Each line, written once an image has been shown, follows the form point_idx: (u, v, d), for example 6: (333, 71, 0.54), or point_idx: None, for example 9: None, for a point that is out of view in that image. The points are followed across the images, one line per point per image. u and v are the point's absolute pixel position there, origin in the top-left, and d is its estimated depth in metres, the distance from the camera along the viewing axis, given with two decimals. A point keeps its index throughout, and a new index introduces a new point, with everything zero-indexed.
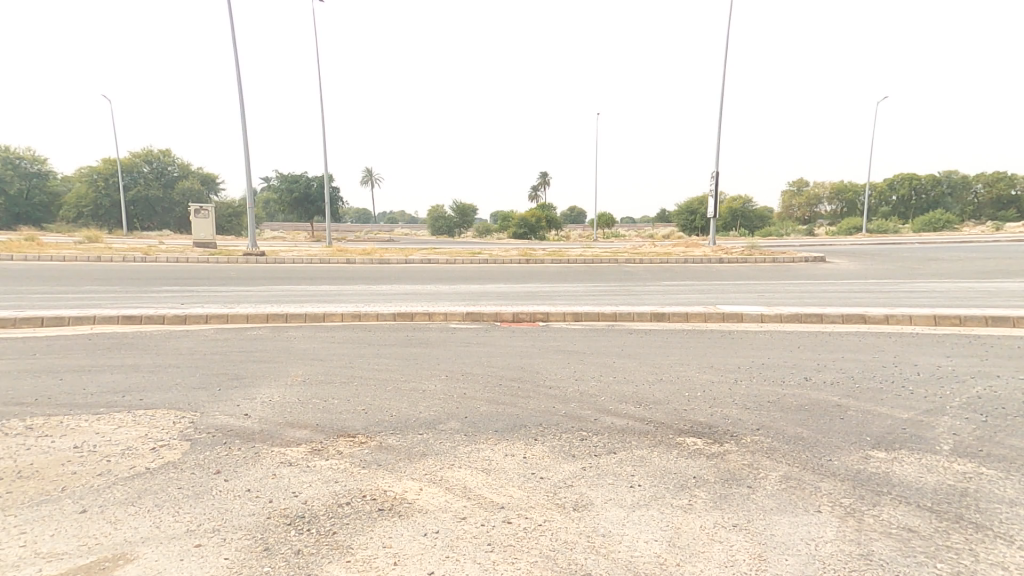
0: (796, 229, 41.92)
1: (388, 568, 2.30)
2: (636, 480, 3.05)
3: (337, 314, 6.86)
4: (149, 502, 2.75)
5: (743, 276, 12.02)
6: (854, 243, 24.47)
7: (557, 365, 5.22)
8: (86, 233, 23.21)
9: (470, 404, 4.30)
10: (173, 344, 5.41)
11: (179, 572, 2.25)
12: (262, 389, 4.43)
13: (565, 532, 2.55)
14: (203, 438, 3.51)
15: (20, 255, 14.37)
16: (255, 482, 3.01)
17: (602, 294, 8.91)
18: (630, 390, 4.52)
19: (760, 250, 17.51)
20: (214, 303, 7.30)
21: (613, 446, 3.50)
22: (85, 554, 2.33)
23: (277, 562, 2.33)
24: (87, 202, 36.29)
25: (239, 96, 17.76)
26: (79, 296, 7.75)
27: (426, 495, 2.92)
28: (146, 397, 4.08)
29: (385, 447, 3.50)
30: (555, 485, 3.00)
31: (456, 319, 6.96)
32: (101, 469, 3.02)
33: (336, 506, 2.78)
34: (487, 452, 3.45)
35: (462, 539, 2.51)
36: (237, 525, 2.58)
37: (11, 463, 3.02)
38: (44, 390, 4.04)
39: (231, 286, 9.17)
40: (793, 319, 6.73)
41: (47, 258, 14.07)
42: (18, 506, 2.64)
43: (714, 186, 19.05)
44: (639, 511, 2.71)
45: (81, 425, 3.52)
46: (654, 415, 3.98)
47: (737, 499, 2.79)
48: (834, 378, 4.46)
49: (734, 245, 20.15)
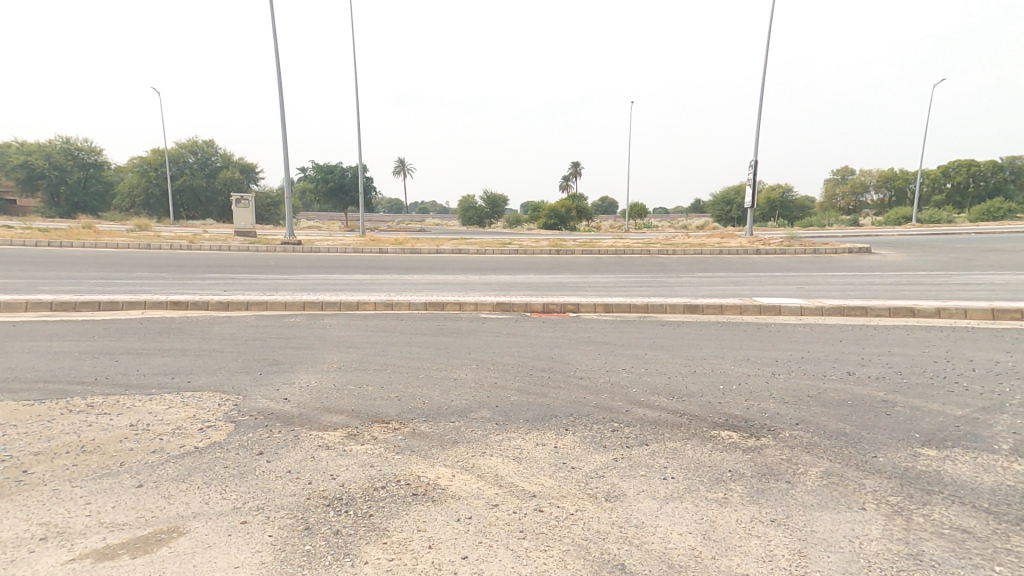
0: (841, 219, 40.32)
1: (423, 551, 2.35)
2: (670, 472, 3.03)
3: (371, 302, 6.97)
4: (198, 479, 2.88)
5: (781, 268, 11.70)
6: (908, 234, 23.22)
7: (588, 356, 5.21)
8: (141, 223, 24.10)
9: (501, 393, 4.35)
10: (217, 329, 5.60)
11: (228, 547, 2.35)
12: (300, 374, 4.59)
13: (597, 521, 2.56)
14: (246, 420, 3.66)
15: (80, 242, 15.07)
16: (295, 463, 3.12)
17: (632, 285, 8.80)
18: (662, 381, 4.48)
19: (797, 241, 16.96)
20: (256, 291, 7.52)
21: (645, 438, 3.49)
22: (142, 526, 2.48)
23: (318, 540, 2.42)
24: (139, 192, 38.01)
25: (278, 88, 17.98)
26: (132, 283, 8.13)
27: (459, 481, 2.97)
28: (194, 379, 4.26)
29: (419, 434, 3.58)
30: (587, 475, 3.01)
31: (487, 308, 6.98)
32: (154, 447, 3.18)
33: (372, 489, 2.86)
34: (519, 441, 3.48)
35: (495, 525, 2.55)
36: (279, 505, 2.69)
37: (75, 437, 3.20)
38: (102, 371, 4.26)
39: (271, 275, 9.47)
40: (835, 312, 6.51)
41: (104, 244, 14.97)
42: (83, 478, 2.81)
43: (753, 174, 18.51)
44: (672, 504, 2.69)
45: (136, 405, 3.70)
46: (687, 408, 3.94)
47: (775, 494, 2.75)
48: (880, 373, 4.30)
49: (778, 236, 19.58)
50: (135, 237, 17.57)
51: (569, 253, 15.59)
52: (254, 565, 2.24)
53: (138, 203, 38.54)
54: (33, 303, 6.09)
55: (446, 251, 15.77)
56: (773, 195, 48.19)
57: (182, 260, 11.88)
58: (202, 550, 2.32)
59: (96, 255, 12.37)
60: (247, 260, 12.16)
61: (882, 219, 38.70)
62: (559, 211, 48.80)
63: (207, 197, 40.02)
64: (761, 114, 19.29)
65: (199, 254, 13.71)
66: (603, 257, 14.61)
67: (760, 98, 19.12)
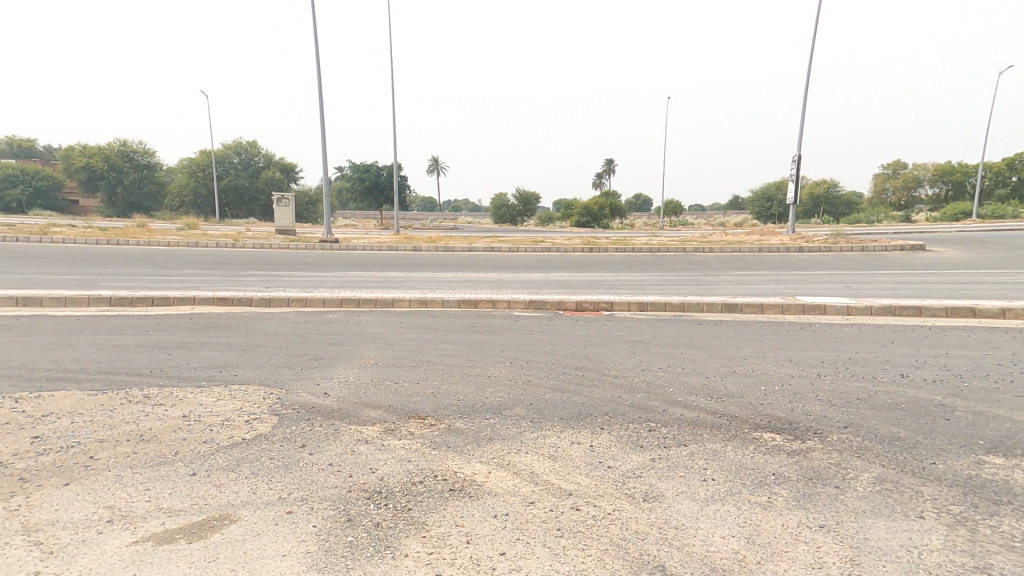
0: (892, 216, 38.46)
1: (461, 546, 2.37)
2: (710, 474, 2.96)
3: (405, 299, 7.07)
4: (246, 469, 2.98)
5: (823, 266, 11.30)
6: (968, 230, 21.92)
7: (622, 355, 5.16)
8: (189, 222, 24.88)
9: (534, 391, 4.34)
10: (260, 325, 5.77)
11: (276, 536, 2.42)
12: (338, 370, 4.69)
13: (635, 521, 2.53)
14: (289, 414, 3.76)
15: (135, 241, 15.67)
16: (336, 457, 3.19)
17: (666, 284, 8.66)
18: (700, 381, 4.39)
19: (843, 238, 16.32)
20: (295, 288, 7.73)
21: (683, 438, 3.43)
22: (196, 512, 2.58)
23: (360, 532, 2.47)
24: (188, 193, 39.76)
25: (319, 90, 18.35)
26: (181, 279, 8.47)
27: (495, 477, 2.98)
28: (240, 373, 4.40)
29: (455, 430, 3.61)
30: (624, 475, 2.98)
31: (519, 306, 6.97)
32: (205, 437, 3.30)
33: (410, 483, 2.90)
34: (554, 439, 3.47)
35: (532, 522, 2.55)
36: (322, 496, 2.75)
37: (133, 426, 3.35)
38: (156, 363, 4.44)
39: (309, 272, 9.71)
40: (886, 312, 6.26)
41: (158, 242, 15.65)
42: (142, 465, 2.94)
43: (796, 169, 17.92)
44: (713, 506, 2.64)
45: (188, 396, 3.85)
46: (727, 409, 3.85)
47: (823, 499, 2.66)
48: (937, 376, 4.11)
49: (822, 233, 18.87)
50: (185, 236, 18.01)
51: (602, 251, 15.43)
52: (301, 554, 2.30)
53: (187, 203, 40.25)
54: (92, 298, 6.39)
55: (478, 249, 15.85)
56: (818, 190, 46.95)
57: (225, 258, 12.29)
58: (252, 538, 2.40)
59: (146, 253, 12.95)
60: (287, 258, 12.54)
61: (936, 216, 36.72)
62: (592, 207, 48.38)
63: (250, 195, 41.27)
64: (806, 107, 18.65)
65: (241, 252, 14.19)
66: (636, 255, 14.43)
67: (805, 91, 18.47)
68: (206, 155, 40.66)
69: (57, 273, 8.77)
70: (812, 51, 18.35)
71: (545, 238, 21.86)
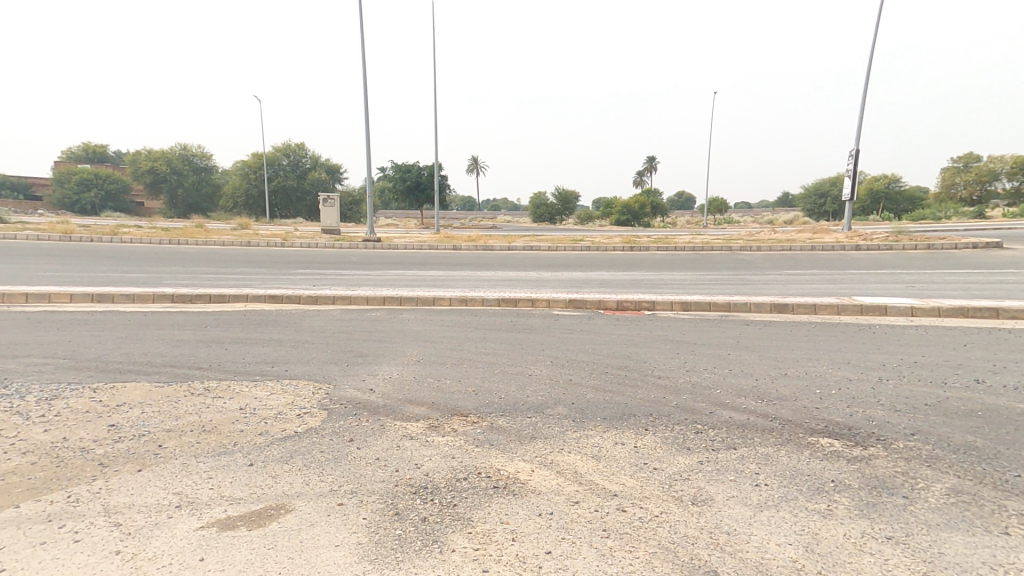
0: (957, 213, 36.22)
1: (507, 543, 2.36)
2: (762, 479, 2.86)
3: (445, 298, 7.13)
4: (299, 461, 3.06)
5: (879, 265, 10.77)
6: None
7: (666, 355, 5.05)
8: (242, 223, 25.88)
9: (576, 390, 4.30)
10: (308, 322, 5.93)
11: (329, 526, 2.47)
12: (382, 366, 4.77)
13: (684, 525, 2.46)
14: (338, 408, 3.84)
15: (195, 241, 16.36)
16: (382, 451, 3.23)
17: (708, 283, 8.44)
18: (749, 383, 4.25)
19: (904, 236, 15.52)
20: (339, 286, 7.92)
21: (733, 442, 3.32)
22: (255, 501, 2.66)
23: (408, 526, 2.49)
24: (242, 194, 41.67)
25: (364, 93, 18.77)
26: (235, 277, 8.82)
27: (538, 476, 2.96)
28: (290, 368, 4.54)
29: (497, 428, 3.60)
30: (670, 477, 2.91)
31: (559, 305, 6.93)
32: (261, 430, 3.41)
33: (455, 479, 2.91)
34: (597, 439, 3.42)
35: (577, 522, 2.51)
36: (370, 490, 2.79)
37: (196, 417, 3.49)
38: (215, 358, 4.63)
39: (351, 271, 9.94)
40: (957, 314, 5.92)
41: (214, 242, 16.36)
42: (204, 454, 3.07)
43: (854, 164, 17.19)
44: (768, 512, 2.54)
45: (243, 390, 3.99)
46: (779, 412, 3.71)
47: (890, 509, 2.53)
48: (1016, 383, 3.84)
49: (881, 230, 18.01)
50: (239, 236, 18.59)
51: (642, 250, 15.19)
52: (352, 545, 2.34)
53: (240, 204, 42.14)
54: (156, 295, 6.72)
55: (517, 248, 15.87)
56: (874, 186, 44.75)
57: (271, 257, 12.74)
58: (306, 528, 2.46)
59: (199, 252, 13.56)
60: (331, 257, 12.90)
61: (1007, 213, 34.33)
62: (631, 207, 47.96)
63: (298, 195, 42.74)
64: (865, 100, 17.87)
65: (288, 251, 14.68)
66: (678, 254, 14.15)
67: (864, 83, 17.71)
68: (257, 157, 42.17)
69: (123, 271, 9.30)
70: (873, 41, 17.55)
71: (580, 236, 21.62)
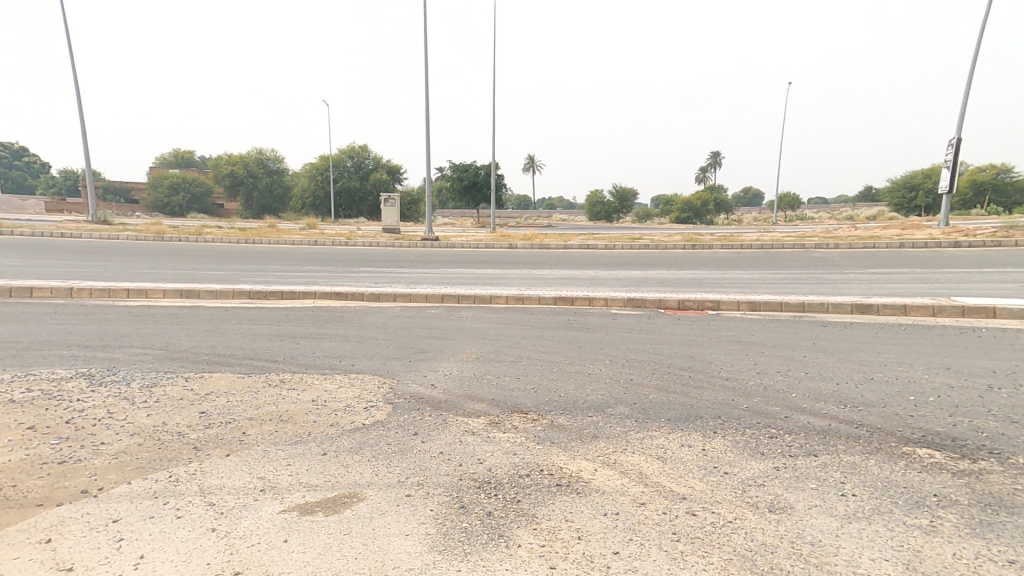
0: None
1: (573, 541, 2.29)
2: (848, 489, 2.65)
3: (502, 296, 7.15)
4: (368, 452, 3.12)
5: (974, 265, 9.92)
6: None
7: (733, 356, 4.84)
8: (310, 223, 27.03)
9: (637, 390, 4.18)
10: (371, 318, 6.10)
11: (399, 516, 2.49)
12: (443, 363, 4.82)
13: (762, 533, 2.32)
14: (402, 403, 3.90)
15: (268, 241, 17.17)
16: (446, 446, 3.24)
17: (774, 283, 8.03)
18: (828, 388, 3.98)
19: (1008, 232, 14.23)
20: (399, 284, 8.11)
21: (812, 448, 3.10)
22: (329, 489, 2.72)
23: (473, 519, 2.47)
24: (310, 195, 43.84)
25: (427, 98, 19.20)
26: (304, 275, 9.23)
27: (602, 476, 2.87)
28: (355, 362, 4.67)
29: (557, 426, 3.54)
30: (743, 482, 2.75)
31: (617, 304, 6.80)
32: (332, 421, 3.51)
33: (518, 476, 2.87)
34: (662, 440, 3.29)
35: (644, 524, 2.41)
36: (436, 482, 2.80)
37: (273, 407, 3.64)
38: (288, 351, 4.84)
39: (410, 269, 10.17)
40: None
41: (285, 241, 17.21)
42: (282, 442, 3.18)
43: (954, 156, 16.02)
44: (858, 525, 2.34)
45: (314, 382, 4.13)
46: (866, 419, 3.44)
47: (1006, 530, 2.27)
48: None
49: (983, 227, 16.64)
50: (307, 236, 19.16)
51: (705, 249, 14.71)
52: (420, 535, 2.34)
53: (308, 204, 44.32)
54: (236, 291, 7.11)
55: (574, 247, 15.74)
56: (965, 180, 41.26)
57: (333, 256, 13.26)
58: (378, 517, 2.48)
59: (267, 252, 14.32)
60: (390, 256, 13.28)
61: None
62: (694, 203, 46.96)
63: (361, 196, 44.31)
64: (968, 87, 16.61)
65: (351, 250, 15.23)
66: (747, 252, 13.63)
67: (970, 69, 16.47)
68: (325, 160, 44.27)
69: (204, 268, 9.95)
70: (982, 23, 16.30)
71: (640, 235, 21.17)
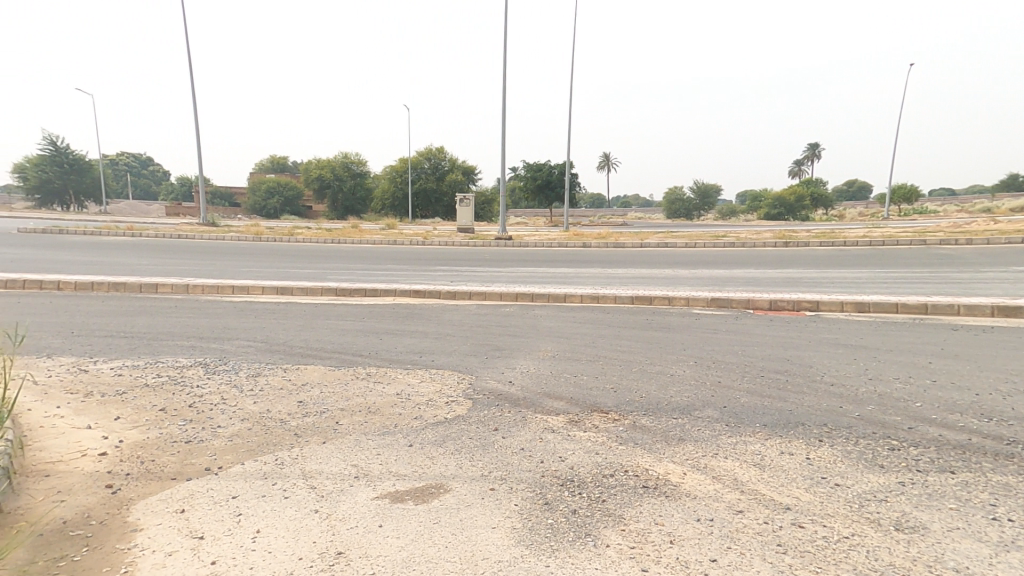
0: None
1: (665, 546, 2.13)
2: (996, 513, 2.29)
3: (576, 296, 7.03)
4: (451, 446, 3.10)
5: None
6: None
7: (835, 360, 4.43)
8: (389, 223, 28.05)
9: (727, 393, 3.91)
10: (447, 317, 6.19)
11: (484, 509, 2.43)
12: (519, 361, 4.77)
13: (888, 553, 2.04)
14: (481, 399, 3.88)
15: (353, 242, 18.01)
16: (526, 442, 3.16)
17: (875, 284, 7.31)
18: (958, 399, 3.52)
19: None
20: (473, 283, 8.20)
21: (945, 465, 2.72)
22: (416, 479, 2.72)
23: (558, 516, 2.36)
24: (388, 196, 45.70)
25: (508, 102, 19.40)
26: (383, 274, 9.59)
27: (692, 479, 2.67)
28: (435, 359, 4.73)
29: (640, 427, 3.36)
30: (859, 496, 2.45)
31: (699, 304, 6.49)
32: (416, 414, 3.54)
33: (601, 475, 2.73)
34: (758, 446, 3.03)
35: (744, 533, 2.20)
36: (518, 478, 2.72)
37: (362, 399, 3.75)
38: (372, 346, 5.01)
39: (482, 270, 10.28)
40: None
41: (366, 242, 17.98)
42: (372, 432, 3.25)
43: None
44: (1015, 555, 2.00)
45: (398, 377, 4.22)
46: (1016, 437, 2.99)
47: None
48: None
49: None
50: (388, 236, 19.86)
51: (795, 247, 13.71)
52: (504, 529, 2.27)
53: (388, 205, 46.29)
54: (324, 288, 7.47)
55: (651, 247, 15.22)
56: None
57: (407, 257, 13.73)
58: (463, 508, 2.44)
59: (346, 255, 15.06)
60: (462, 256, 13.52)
61: None
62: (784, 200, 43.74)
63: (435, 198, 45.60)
64: None
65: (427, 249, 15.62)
66: (849, 250, 12.57)
67: None
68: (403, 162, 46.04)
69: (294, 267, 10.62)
70: None
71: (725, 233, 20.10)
